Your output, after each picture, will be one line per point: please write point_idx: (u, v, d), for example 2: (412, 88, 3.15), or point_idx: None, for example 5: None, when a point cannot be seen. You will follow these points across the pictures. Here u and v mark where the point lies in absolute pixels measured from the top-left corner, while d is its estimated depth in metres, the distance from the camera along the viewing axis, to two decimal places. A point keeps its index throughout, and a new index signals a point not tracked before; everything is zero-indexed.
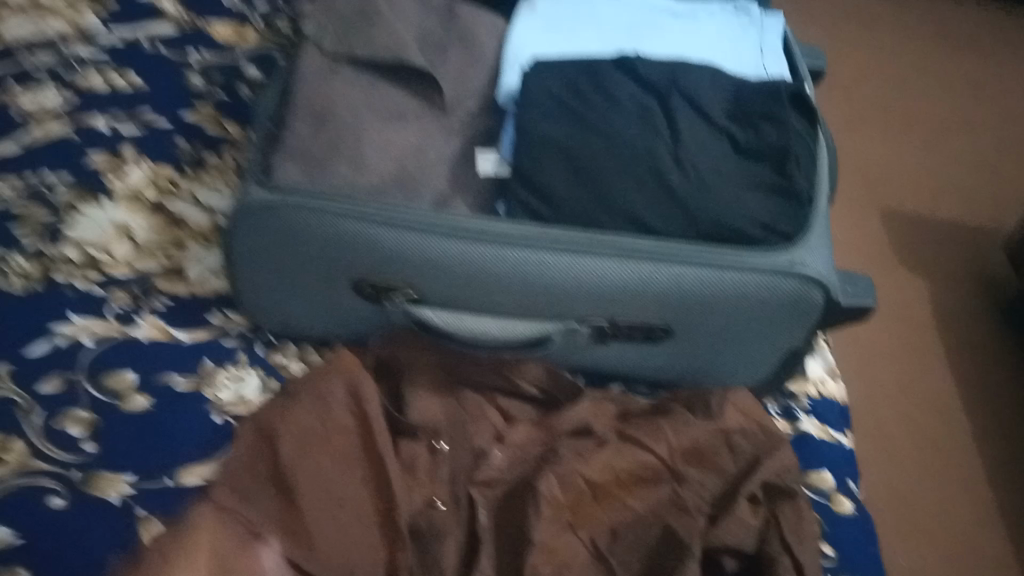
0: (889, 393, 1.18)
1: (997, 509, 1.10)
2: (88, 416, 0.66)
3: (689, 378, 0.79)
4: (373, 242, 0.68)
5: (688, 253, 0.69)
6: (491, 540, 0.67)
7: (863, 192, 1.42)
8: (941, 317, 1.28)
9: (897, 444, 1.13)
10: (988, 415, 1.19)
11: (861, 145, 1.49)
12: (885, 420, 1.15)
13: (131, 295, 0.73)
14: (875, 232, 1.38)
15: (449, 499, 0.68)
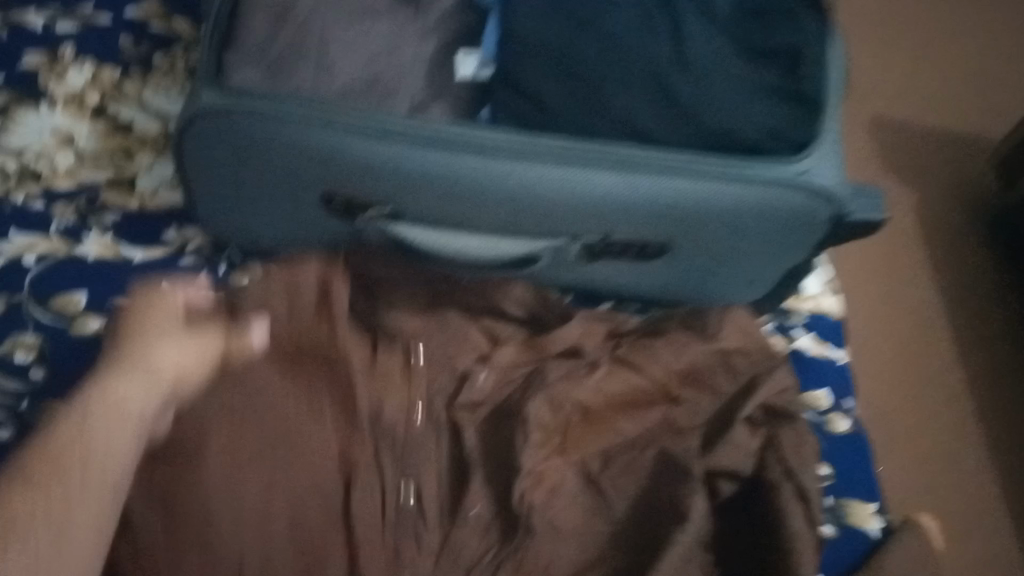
0: (884, 310, 1.12)
1: (990, 428, 1.06)
2: (32, 340, 0.64)
3: (688, 297, 0.73)
4: (338, 151, 0.62)
5: (687, 162, 0.61)
6: (480, 460, 0.63)
7: (886, 102, 1.32)
8: (936, 229, 1.21)
9: (891, 363, 1.08)
10: (978, 330, 1.13)
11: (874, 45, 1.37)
12: (878, 336, 1.10)
13: (76, 210, 0.71)
14: (879, 140, 1.28)
15: (430, 421, 0.64)
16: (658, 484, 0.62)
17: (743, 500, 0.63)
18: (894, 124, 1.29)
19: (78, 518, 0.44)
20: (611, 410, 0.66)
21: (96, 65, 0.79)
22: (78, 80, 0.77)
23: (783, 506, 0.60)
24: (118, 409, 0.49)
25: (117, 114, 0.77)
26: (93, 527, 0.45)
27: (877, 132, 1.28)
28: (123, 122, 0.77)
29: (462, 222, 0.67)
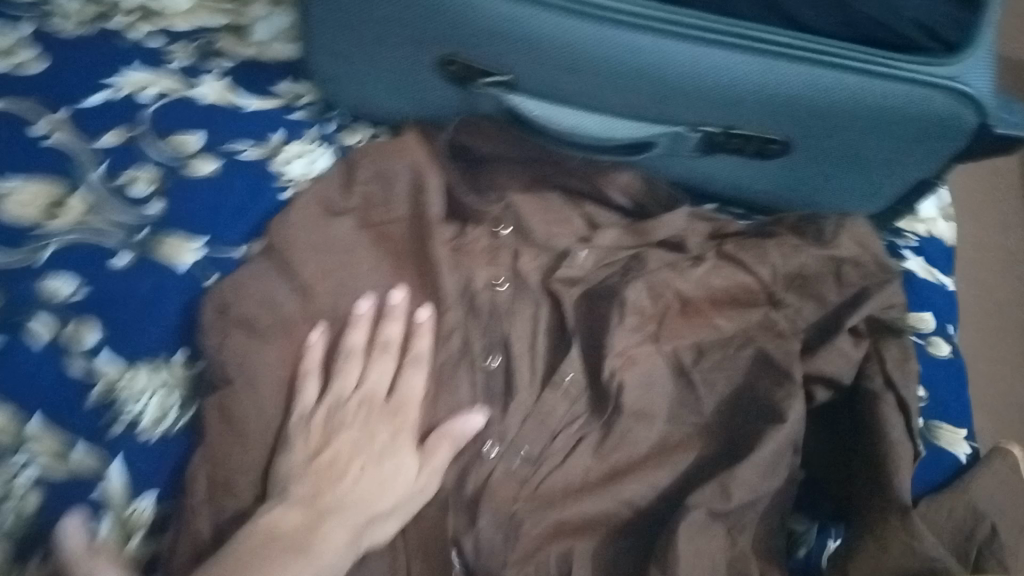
0: (1008, 245, 1.06)
1: None
2: (152, 172, 0.65)
3: (799, 202, 0.70)
4: (465, 8, 0.60)
5: (832, 52, 0.58)
6: (579, 334, 0.64)
7: None
8: None
9: (1004, 302, 1.02)
10: None
11: None
12: (994, 270, 1.04)
13: (194, 53, 0.72)
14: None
15: (522, 291, 0.65)
16: (756, 384, 0.61)
17: (844, 417, 0.62)
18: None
19: None
20: (715, 308, 0.65)
21: None
22: None
23: (883, 415, 0.59)
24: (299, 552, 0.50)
25: None
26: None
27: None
28: None
29: (580, 97, 0.64)
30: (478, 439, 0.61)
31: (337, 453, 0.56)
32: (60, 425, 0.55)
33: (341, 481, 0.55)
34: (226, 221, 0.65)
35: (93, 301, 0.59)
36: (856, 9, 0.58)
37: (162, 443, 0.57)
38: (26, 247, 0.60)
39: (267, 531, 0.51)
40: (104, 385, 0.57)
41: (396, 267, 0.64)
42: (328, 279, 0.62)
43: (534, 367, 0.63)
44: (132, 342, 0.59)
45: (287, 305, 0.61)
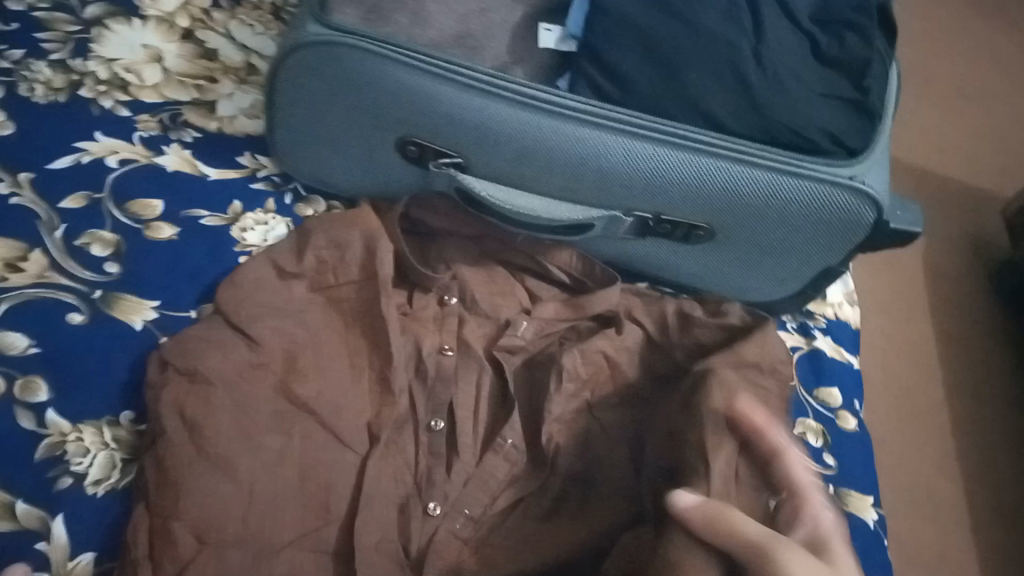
0: (908, 330, 1.17)
1: (991, 462, 1.08)
2: (111, 234, 0.67)
3: (723, 284, 0.77)
4: (426, 96, 0.66)
5: (749, 152, 0.65)
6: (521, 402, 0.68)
7: (922, 144, 1.35)
8: (966, 267, 1.24)
9: (907, 381, 1.12)
10: (992, 368, 1.16)
11: (917, 93, 1.40)
12: (895, 352, 1.14)
13: (158, 123, 0.74)
14: (914, 178, 1.30)
15: (463, 351, 0.69)
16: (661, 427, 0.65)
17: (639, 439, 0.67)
18: (926, 161, 1.33)
19: None
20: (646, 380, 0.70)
21: None
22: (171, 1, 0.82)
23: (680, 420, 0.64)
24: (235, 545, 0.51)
25: (205, 41, 0.81)
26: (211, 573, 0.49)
27: (910, 167, 1.32)
28: (209, 48, 0.80)
29: (529, 181, 0.70)
30: (421, 497, 0.63)
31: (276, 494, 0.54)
32: (5, 482, 0.55)
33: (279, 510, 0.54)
34: (181, 285, 0.67)
35: (44, 356, 0.60)
36: (774, 119, 0.66)
37: (104, 500, 0.57)
38: None
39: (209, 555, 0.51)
40: (54, 439, 0.58)
41: (346, 328, 0.67)
42: (279, 341, 0.64)
43: (474, 430, 0.66)
44: (81, 402, 0.59)
45: (237, 358, 0.62)
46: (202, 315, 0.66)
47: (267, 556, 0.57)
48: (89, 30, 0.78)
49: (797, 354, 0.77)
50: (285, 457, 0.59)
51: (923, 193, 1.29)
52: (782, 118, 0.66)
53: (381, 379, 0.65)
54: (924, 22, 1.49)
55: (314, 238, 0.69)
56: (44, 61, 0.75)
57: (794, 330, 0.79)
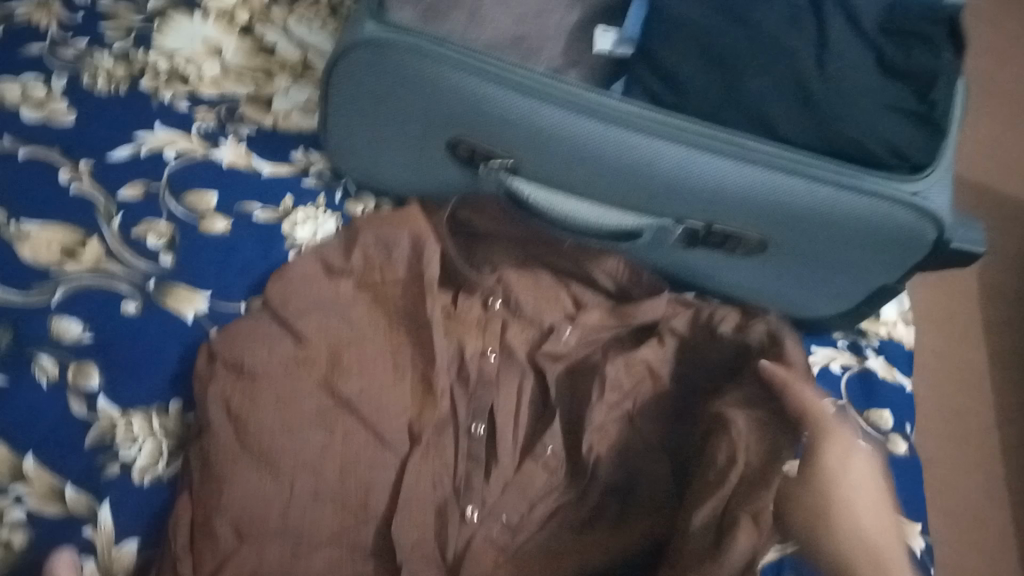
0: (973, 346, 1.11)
1: None
2: (167, 226, 0.68)
3: (774, 297, 0.75)
4: (478, 98, 0.65)
5: (808, 166, 0.64)
6: (563, 411, 0.67)
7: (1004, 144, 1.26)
8: None
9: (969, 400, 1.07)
10: None
11: (999, 89, 1.32)
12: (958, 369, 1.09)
13: (216, 117, 0.75)
14: (994, 181, 1.23)
15: (504, 352, 0.69)
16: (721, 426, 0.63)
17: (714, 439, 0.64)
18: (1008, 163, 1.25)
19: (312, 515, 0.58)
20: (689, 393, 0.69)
21: None
22: None
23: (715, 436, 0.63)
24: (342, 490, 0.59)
25: (263, 36, 0.81)
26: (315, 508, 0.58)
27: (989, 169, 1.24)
28: (267, 43, 0.81)
29: (579, 186, 0.69)
30: (458, 502, 0.62)
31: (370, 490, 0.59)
32: (55, 465, 0.57)
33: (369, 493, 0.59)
34: (232, 278, 0.68)
35: (97, 343, 0.61)
36: (835, 132, 0.64)
37: (149, 489, 0.58)
38: (40, 288, 0.63)
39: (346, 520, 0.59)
40: (103, 426, 0.59)
41: (390, 326, 0.67)
42: (325, 337, 0.64)
43: (514, 435, 0.65)
44: (130, 389, 0.61)
45: (284, 353, 0.63)
46: (251, 307, 0.66)
47: (307, 547, 0.57)
48: (151, 20, 0.79)
49: (846, 372, 0.76)
50: (325, 457, 0.59)
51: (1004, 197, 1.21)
52: (843, 130, 0.64)
53: (424, 379, 0.65)
54: (993, 7, 1.40)
55: (362, 238, 0.69)
56: (107, 52, 0.76)
57: (845, 348, 0.77)
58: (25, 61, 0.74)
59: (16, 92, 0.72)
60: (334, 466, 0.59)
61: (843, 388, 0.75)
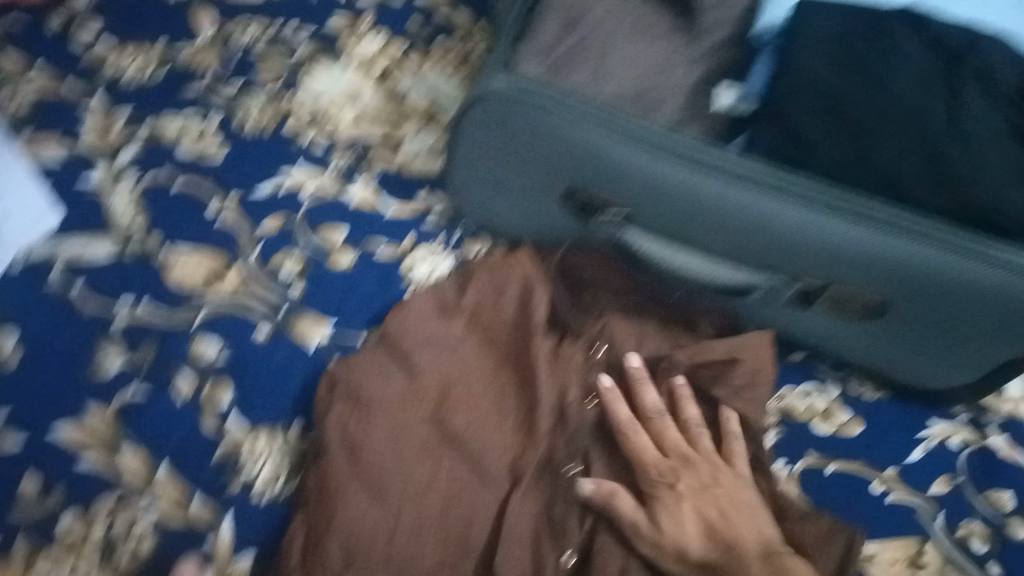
0: None
1: None
2: (299, 256, 0.73)
3: (893, 367, 0.72)
4: (597, 153, 0.68)
5: (931, 233, 0.62)
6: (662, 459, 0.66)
7: None
8: None
9: None
10: None
11: None
12: None
13: (350, 158, 0.80)
14: None
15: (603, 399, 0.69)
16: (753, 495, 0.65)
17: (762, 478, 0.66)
18: None
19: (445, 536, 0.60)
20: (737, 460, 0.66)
21: (388, 37, 0.89)
22: (372, 46, 0.88)
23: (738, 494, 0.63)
24: (460, 517, 0.61)
25: (398, 84, 0.86)
26: (438, 534, 0.60)
27: None
28: (401, 91, 0.86)
29: (692, 241, 0.70)
30: (557, 548, 0.62)
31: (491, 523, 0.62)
32: (186, 476, 0.61)
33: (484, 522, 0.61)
34: (353, 311, 0.71)
35: (231, 362, 0.66)
36: (965, 200, 0.62)
37: (267, 507, 0.61)
38: (182, 309, 0.68)
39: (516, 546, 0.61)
40: (230, 442, 0.63)
41: (499, 367, 0.69)
42: (436, 373, 0.67)
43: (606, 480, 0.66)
44: (257, 409, 0.64)
45: (397, 386, 0.65)
46: (370, 338, 0.70)
47: None
48: (299, 68, 0.85)
49: (965, 450, 0.71)
50: (428, 491, 0.61)
51: None
52: (972, 199, 0.62)
53: (527, 421, 0.66)
54: None
55: (476, 279, 0.72)
56: (256, 93, 0.82)
57: (965, 423, 0.73)
58: (183, 99, 0.80)
59: (173, 128, 0.78)
60: (437, 499, 0.61)
61: (961, 466, 0.70)
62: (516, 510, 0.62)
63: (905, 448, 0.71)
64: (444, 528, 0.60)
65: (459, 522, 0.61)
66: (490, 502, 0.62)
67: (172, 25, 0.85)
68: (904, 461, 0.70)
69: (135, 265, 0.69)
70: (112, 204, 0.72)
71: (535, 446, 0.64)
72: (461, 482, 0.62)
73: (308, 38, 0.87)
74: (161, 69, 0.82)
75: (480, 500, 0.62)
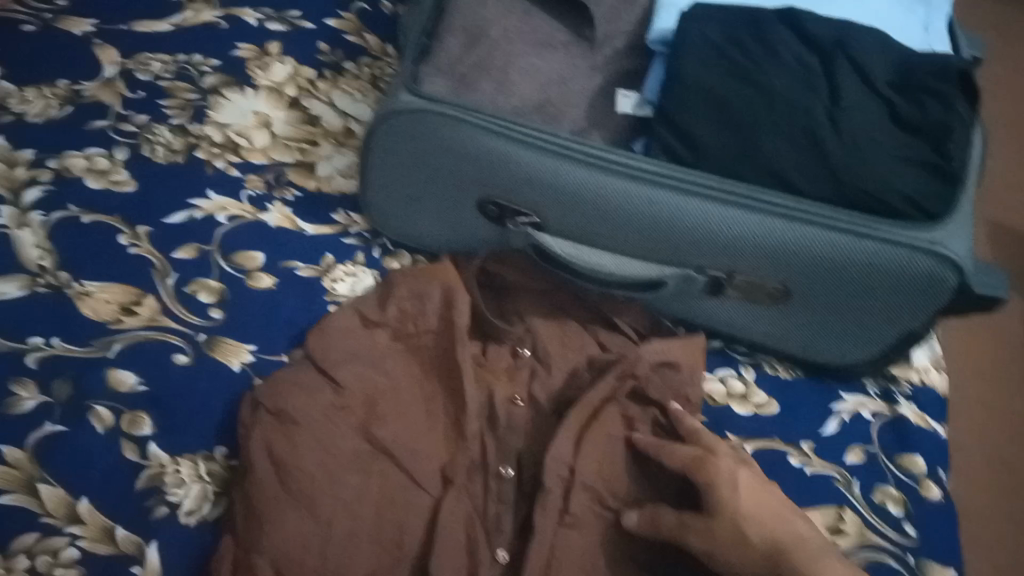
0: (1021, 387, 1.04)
1: None
2: (216, 283, 0.73)
3: (801, 347, 0.76)
4: (506, 160, 0.70)
5: (823, 215, 0.66)
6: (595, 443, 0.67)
7: None
8: None
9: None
10: None
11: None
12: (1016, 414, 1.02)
13: (264, 183, 0.81)
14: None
15: (528, 398, 0.71)
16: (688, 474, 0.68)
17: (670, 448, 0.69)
18: None
19: (377, 540, 0.61)
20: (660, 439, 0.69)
21: (295, 63, 0.90)
22: (281, 72, 0.89)
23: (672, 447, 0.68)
24: (393, 518, 0.62)
25: (308, 108, 0.87)
26: (371, 539, 0.61)
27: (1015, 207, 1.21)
28: (312, 114, 0.87)
29: (603, 240, 0.73)
30: (491, 545, 0.64)
31: (424, 524, 0.63)
32: (109, 509, 0.60)
33: (416, 525, 0.62)
34: (275, 331, 0.72)
35: (150, 392, 0.65)
36: (849, 185, 0.66)
37: (196, 530, 0.61)
38: (98, 342, 0.67)
39: (449, 541, 0.61)
40: (154, 470, 0.62)
41: (424, 376, 0.70)
42: (361, 386, 0.67)
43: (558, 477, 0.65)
44: (180, 437, 0.64)
45: (323, 400, 0.66)
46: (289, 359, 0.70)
47: None
48: (207, 97, 0.85)
49: (877, 420, 0.75)
50: (360, 501, 0.62)
51: None
52: (856, 181, 0.66)
53: (456, 425, 0.67)
54: (999, 36, 1.39)
55: (398, 290, 0.73)
56: (165, 125, 0.82)
57: (876, 396, 0.77)
58: (91, 134, 0.80)
59: (82, 164, 0.77)
60: (370, 506, 0.62)
61: (874, 436, 0.74)
62: (451, 511, 0.63)
63: (820, 423, 0.74)
64: (379, 531, 0.61)
65: (393, 527, 0.62)
66: (423, 502, 0.63)
67: (74, 62, 0.85)
68: (820, 435, 0.73)
69: (48, 305, 0.68)
70: (20, 244, 0.71)
71: (466, 447, 0.66)
72: (394, 487, 0.63)
73: (216, 68, 0.88)
74: (65, 107, 0.81)
75: (414, 505, 0.63)
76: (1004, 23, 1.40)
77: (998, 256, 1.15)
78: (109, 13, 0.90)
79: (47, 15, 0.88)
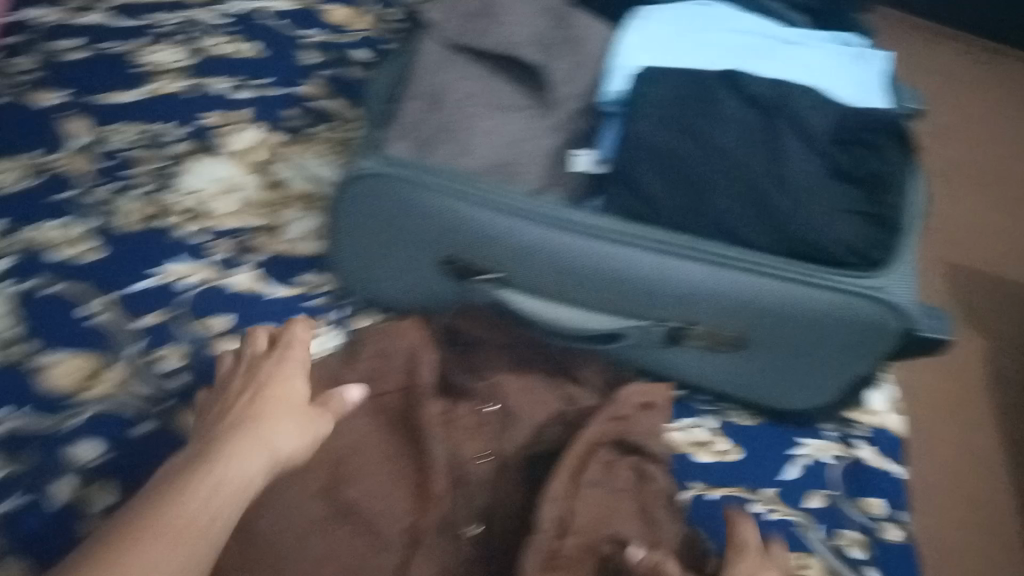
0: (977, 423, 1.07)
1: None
2: (181, 349, 0.75)
3: (760, 393, 0.78)
4: (466, 220, 0.73)
5: (771, 266, 0.69)
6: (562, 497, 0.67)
7: (989, 236, 1.26)
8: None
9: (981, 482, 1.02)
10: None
11: (974, 169, 1.33)
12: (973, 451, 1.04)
13: (230, 247, 0.82)
14: (984, 269, 1.22)
15: (494, 454, 0.72)
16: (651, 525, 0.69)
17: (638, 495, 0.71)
18: (991, 248, 1.25)
19: None
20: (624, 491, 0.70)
21: (262, 129, 0.92)
22: (248, 138, 0.91)
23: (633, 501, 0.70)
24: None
25: (275, 172, 0.89)
26: None
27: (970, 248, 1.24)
28: (279, 179, 0.89)
29: (563, 295, 0.75)
30: None
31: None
32: None
33: None
34: None
35: (113, 462, 0.67)
36: (794, 236, 0.69)
37: None
38: (61, 413, 0.69)
39: None
40: None
41: (391, 435, 0.71)
42: (326, 447, 0.68)
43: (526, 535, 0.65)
44: None
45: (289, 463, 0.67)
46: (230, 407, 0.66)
47: None
48: (174, 165, 0.88)
49: (836, 464, 0.77)
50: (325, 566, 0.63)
51: (999, 290, 1.20)
52: (800, 232, 0.69)
53: (422, 484, 0.68)
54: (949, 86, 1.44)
55: (365, 348, 0.75)
56: (131, 194, 0.84)
57: (835, 439, 0.79)
58: (59, 205, 0.82)
59: (49, 235, 0.80)
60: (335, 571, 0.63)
61: (834, 480, 0.76)
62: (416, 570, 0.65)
63: (780, 470, 0.76)
64: None
65: None
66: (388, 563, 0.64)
67: (45, 134, 0.88)
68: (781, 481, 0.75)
69: (12, 377, 0.70)
70: None
71: (431, 508, 0.66)
72: (360, 549, 0.64)
73: (185, 135, 0.90)
74: (34, 179, 0.84)
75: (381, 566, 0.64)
76: (956, 75, 1.45)
77: (954, 297, 1.18)
78: (80, 84, 0.93)
79: (20, 90, 0.91)
